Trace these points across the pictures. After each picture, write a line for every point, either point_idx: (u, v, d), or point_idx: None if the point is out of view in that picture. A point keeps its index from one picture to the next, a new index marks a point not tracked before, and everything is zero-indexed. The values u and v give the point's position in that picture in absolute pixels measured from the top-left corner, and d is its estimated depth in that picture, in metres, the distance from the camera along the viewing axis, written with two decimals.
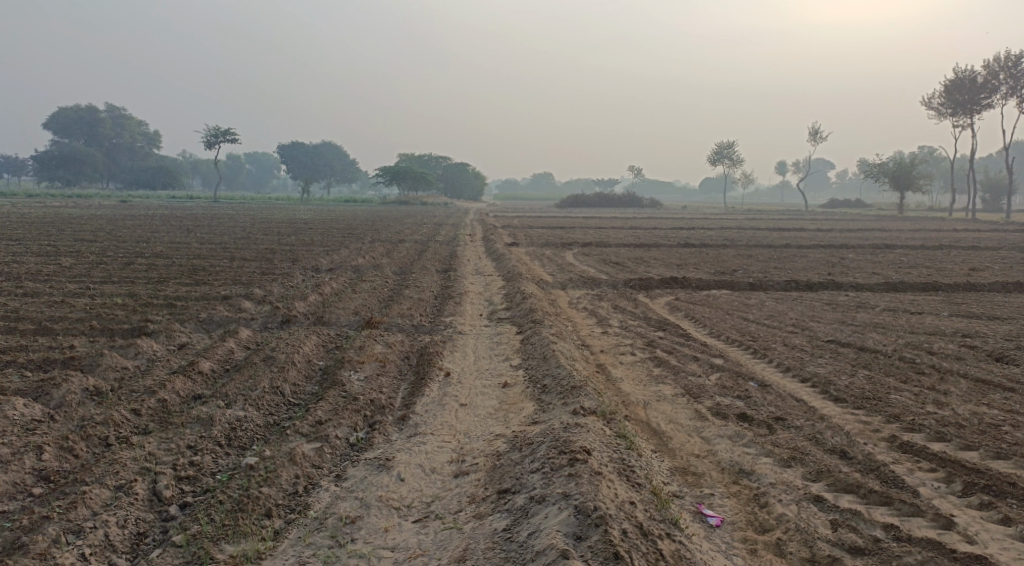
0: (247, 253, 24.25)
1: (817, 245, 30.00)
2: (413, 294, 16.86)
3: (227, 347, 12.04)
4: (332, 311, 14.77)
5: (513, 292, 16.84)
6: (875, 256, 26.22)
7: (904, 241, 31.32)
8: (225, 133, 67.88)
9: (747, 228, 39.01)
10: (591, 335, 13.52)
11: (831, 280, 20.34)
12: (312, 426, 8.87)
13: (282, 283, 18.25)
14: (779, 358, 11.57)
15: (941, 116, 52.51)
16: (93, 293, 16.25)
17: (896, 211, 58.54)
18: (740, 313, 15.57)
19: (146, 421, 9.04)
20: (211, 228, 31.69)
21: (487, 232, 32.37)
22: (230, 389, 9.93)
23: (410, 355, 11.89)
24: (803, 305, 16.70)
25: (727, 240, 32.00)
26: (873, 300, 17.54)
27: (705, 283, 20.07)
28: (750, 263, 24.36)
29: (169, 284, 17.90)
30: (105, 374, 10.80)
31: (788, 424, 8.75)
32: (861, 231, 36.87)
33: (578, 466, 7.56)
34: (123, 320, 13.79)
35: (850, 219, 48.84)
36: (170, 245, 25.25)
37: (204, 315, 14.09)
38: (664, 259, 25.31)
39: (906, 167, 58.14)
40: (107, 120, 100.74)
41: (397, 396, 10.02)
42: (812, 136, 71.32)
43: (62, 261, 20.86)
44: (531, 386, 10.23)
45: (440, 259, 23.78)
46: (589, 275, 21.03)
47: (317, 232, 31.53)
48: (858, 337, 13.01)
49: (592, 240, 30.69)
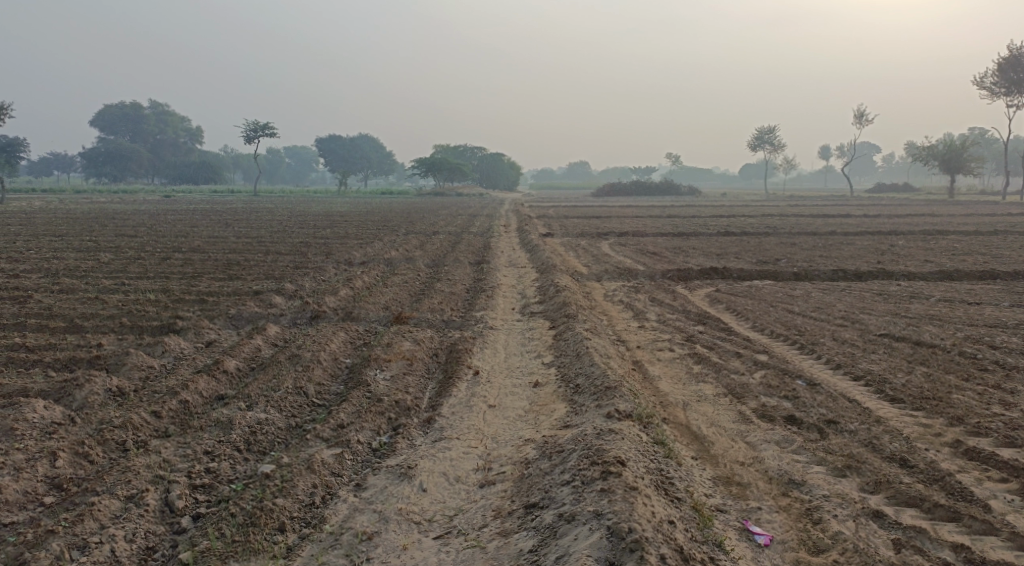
0: (282, 246, 23.95)
1: (864, 232, 29.09)
2: (445, 288, 16.38)
3: (254, 344, 11.60)
4: (362, 306, 14.33)
5: (548, 285, 16.31)
6: (926, 243, 25.32)
7: (956, 226, 30.31)
8: (264, 127, 68.04)
9: (789, 215, 38.06)
10: (628, 330, 12.93)
11: (880, 269, 19.55)
12: (333, 430, 8.41)
13: (314, 277, 17.87)
14: (828, 355, 11.04)
15: (994, 97, 50.92)
16: (126, 288, 15.96)
17: (945, 195, 56.99)
18: (784, 304, 14.92)
19: (167, 423, 8.57)
20: (249, 222, 31.50)
21: (523, 222, 31.81)
22: (252, 389, 9.47)
23: (438, 352, 11.40)
24: (852, 296, 16.00)
25: (769, 228, 31.17)
26: (927, 290, 16.79)
27: (747, 273, 19.39)
28: (794, 251, 23.60)
29: (202, 279, 17.58)
30: (130, 373, 10.31)
31: (841, 428, 8.13)
32: (908, 216, 35.78)
33: (612, 480, 7.03)
34: (152, 316, 13.44)
35: (897, 203, 47.58)
36: (207, 240, 25.02)
37: (233, 311, 13.71)
38: (704, 248, 24.64)
39: (957, 150, 56.54)
40: (149, 116, 101.62)
41: (423, 396, 9.54)
42: (858, 119, 69.71)
43: (98, 257, 20.67)
44: (564, 385, 9.70)
45: (474, 250, 23.32)
46: (626, 266, 20.45)
47: (353, 225, 31.20)
48: (913, 331, 12.39)
49: (630, 229, 30.02)
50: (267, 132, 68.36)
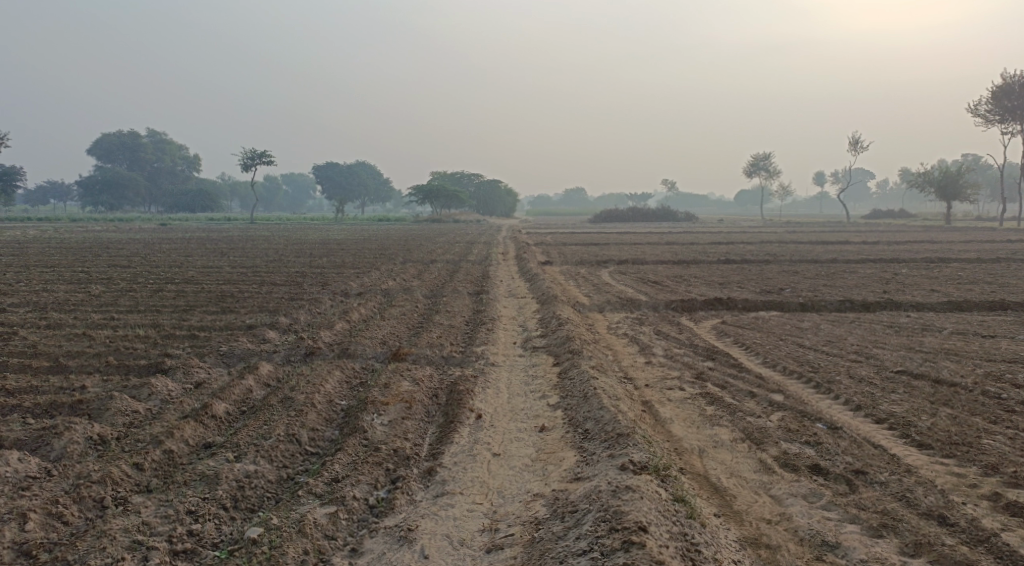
0: (277, 276, 23.43)
1: (866, 259, 28.69)
2: (443, 320, 15.87)
3: (245, 383, 11.06)
4: (357, 341, 13.81)
5: (549, 317, 15.82)
6: (930, 271, 24.92)
7: (959, 253, 29.94)
8: (262, 155, 67.86)
9: (787, 242, 37.62)
10: (634, 367, 12.43)
11: (888, 299, 19.09)
12: (327, 485, 7.89)
13: (309, 309, 17.37)
14: (846, 395, 10.54)
15: (989, 123, 50.81)
16: (116, 324, 15.43)
17: (942, 221, 56.72)
18: (794, 337, 14.43)
19: (149, 477, 8.06)
20: (244, 251, 31.02)
21: (521, 251, 31.38)
22: (242, 437, 8.96)
23: (438, 392, 10.86)
24: (862, 328, 15.51)
25: (769, 254, 30.74)
26: (939, 321, 16.36)
27: (753, 304, 18.90)
28: (798, 280, 23.16)
29: (194, 313, 17.05)
30: (113, 420, 9.78)
31: (871, 479, 7.69)
32: (909, 242, 35.40)
33: (635, 553, 6.58)
34: (141, 355, 12.92)
35: (895, 230, 47.28)
36: (201, 270, 24.52)
37: (224, 348, 13.19)
38: (705, 276, 24.20)
39: (953, 176, 56.28)
40: (147, 145, 101.40)
41: (423, 443, 9.03)
42: (853, 145, 69.60)
43: (89, 290, 20.15)
44: (572, 430, 9.20)
45: (472, 280, 22.85)
46: (628, 296, 19.98)
47: (349, 253, 30.70)
48: (931, 368, 11.93)
49: (629, 257, 29.57)
50: (264, 159, 68.14)
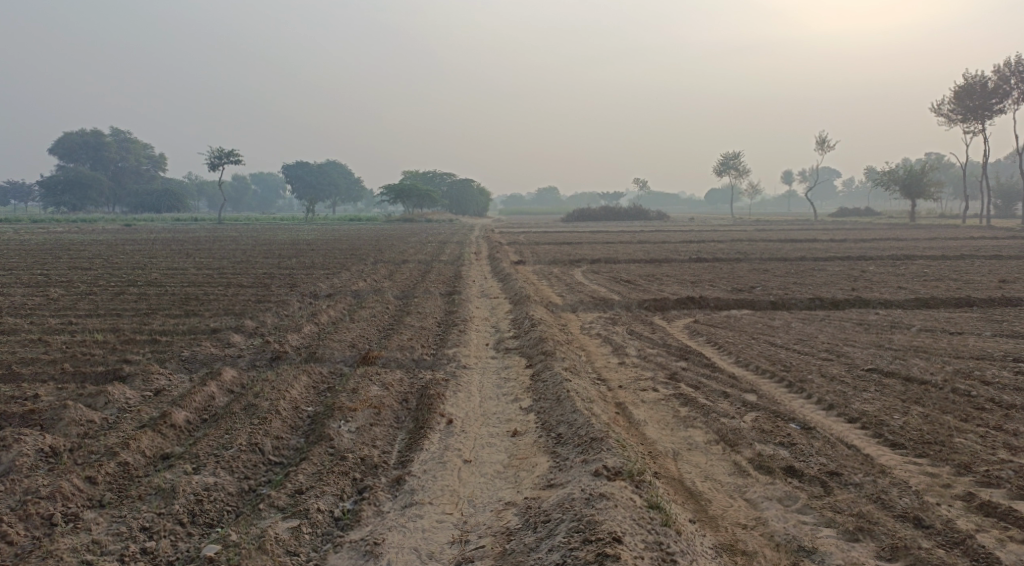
0: (244, 278, 23.09)
1: (835, 257, 28.83)
2: (413, 322, 15.67)
3: (208, 390, 10.82)
4: (325, 345, 13.58)
5: (520, 318, 15.68)
6: (898, 268, 25.07)
7: (925, 251, 30.18)
8: (229, 154, 67.18)
9: (756, 240, 37.74)
10: (607, 367, 12.31)
11: (857, 297, 19.14)
12: (291, 497, 7.82)
13: (276, 312, 17.10)
14: (818, 394, 10.49)
15: (952, 122, 51.39)
16: (75, 329, 15.08)
17: (908, 219, 57.26)
18: (766, 336, 14.38)
19: (102, 491, 8.01)
20: (211, 252, 30.58)
21: (493, 250, 31.23)
22: (202, 447, 8.82)
23: (408, 397, 10.67)
24: (833, 326, 15.50)
25: (740, 253, 30.79)
26: (908, 318, 16.41)
27: (724, 302, 18.88)
28: (768, 278, 23.20)
29: (157, 316, 16.71)
30: (67, 431, 9.51)
31: (845, 481, 7.64)
32: (876, 240, 35.69)
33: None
34: (100, 361, 12.62)
35: (863, 228, 47.67)
36: (166, 272, 24.12)
37: (187, 353, 12.92)
38: (676, 275, 24.16)
39: (917, 174, 56.84)
40: (112, 144, 100.06)
41: (392, 450, 8.88)
42: (820, 144, 70.15)
43: (50, 293, 19.73)
44: (544, 435, 9.08)
45: (443, 280, 22.67)
46: (599, 296, 19.88)
47: (318, 254, 30.36)
48: (903, 365, 11.93)
49: (600, 256, 29.52)
50: (232, 159, 67.48)
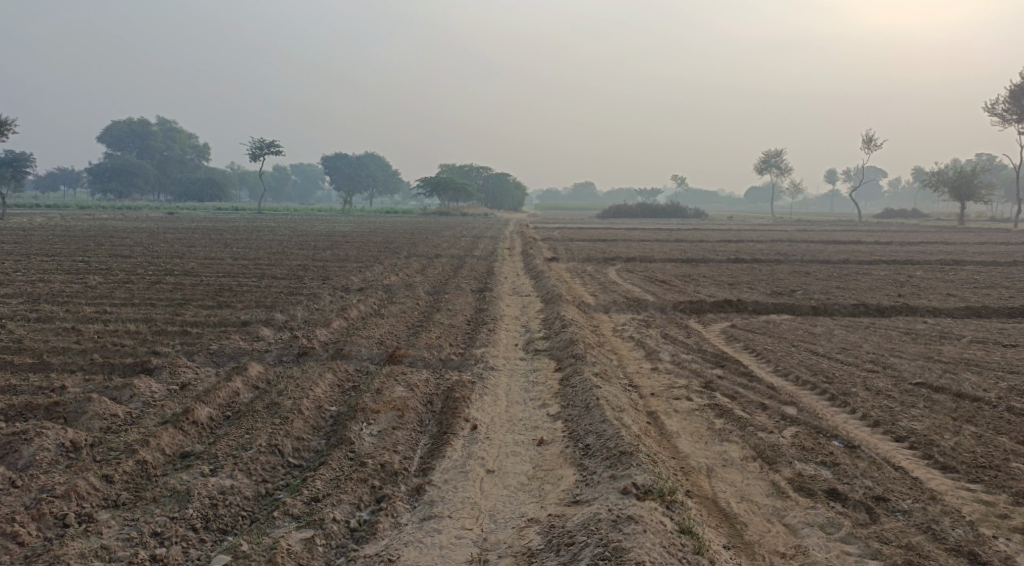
0: (278, 270, 22.90)
1: (880, 260, 28.04)
2: (443, 320, 15.31)
3: (232, 386, 10.53)
4: (353, 341, 13.26)
5: (553, 318, 15.25)
6: (946, 274, 24.26)
7: (974, 256, 29.27)
8: (270, 144, 67.47)
9: (798, 241, 36.91)
10: (639, 374, 11.84)
11: (904, 304, 18.46)
12: (306, 505, 7.53)
13: (307, 305, 16.85)
14: (862, 409, 9.96)
15: (1005, 123, 49.99)
16: (107, 318, 14.91)
17: (956, 222, 55.87)
18: (807, 344, 13.81)
19: (118, 491, 7.75)
20: (249, 242, 30.51)
21: (528, 246, 30.79)
22: (221, 447, 8.53)
23: (433, 400, 10.28)
24: (877, 335, 14.87)
25: (780, 254, 30.09)
26: (957, 328, 15.76)
27: (763, 306, 18.29)
28: (809, 281, 22.54)
29: (189, 307, 16.51)
30: (89, 426, 9.27)
31: (892, 508, 7.27)
32: (922, 243, 34.77)
33: None
34: (128, 352, 12.40)
35: (909, 231, 46.55)
36: (203, 262, 24.01)
37: (215, 346, 12.65)
38: (715, 276, 23.58)
39: (967, 176, 55.39)
40: (157, 133, 101.02)
41: (414, 456, 8.51)
42: (866, 143, 68.77)
43: (87, 281, 19.67)
44: (573, 445, 8.66)
45: (477, 276, 22.32)
46: (635, 296, 19.40)
47: (354, 246, 30.15)
48: (952, 380, 11.33)
49: (637, 254, 29.00)
50: (273, 149, 67.69)
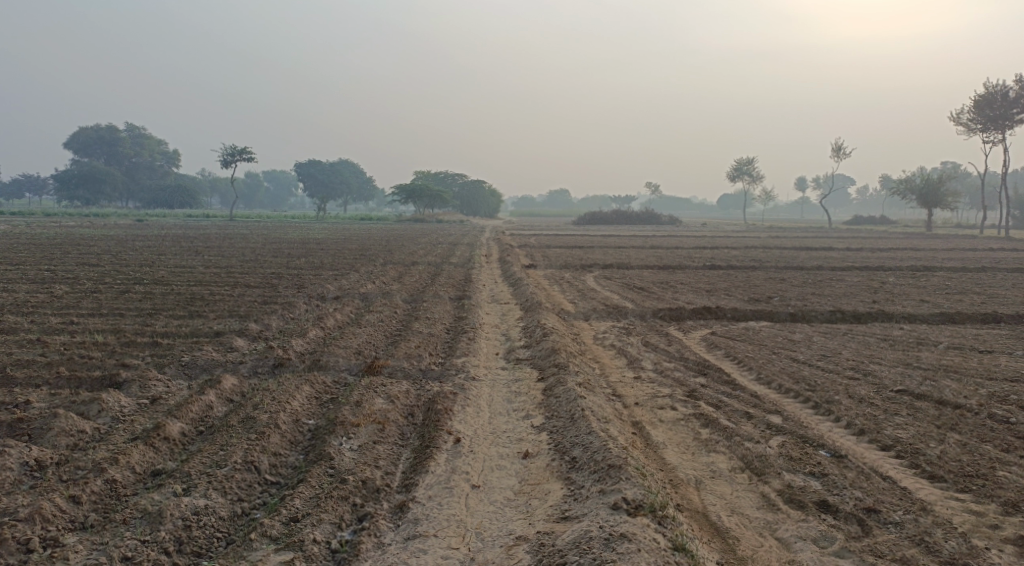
0: (251, 278, 22.58)
1: (853, 266, 28.17)
2: (421, 328, 15.12)
3: (205, 400, 10.29)
4: (330, 351, 13.04)
5: (532, 326, 15.11)
6: (919, 280, 24.40)
7: (944, 262, 29.49)
8: (242, 151, 66.88)
9: (771, 247, 36.98)
10: (622, 383, 11.71)
11: (880, 310, 18.51)
12: (285, 526, 7.45)
13: (282, 314, 16.60)
14: (847, 417, 9.90)
15: (971, 132, 50.60)
16: (76, 329, 14.58)
17: (925, 228, 56.40)
18: (787, 351, 13.75)
19: (86, 512, 7.65)
20: (221, 250, 30.11)
21: (503, 253, 30.60)
22: (194, 465, 8.34)
23: (414, 412, 10.11)
24: (856, 342, 14.86)
25: (755, 261, 30.13)
26: (934, 334, 15.82)
27: (742, 313, 18.27)
28: (785, 288, 22.59)
29: (160, 317, 16.18)
30: (55, 442, 9.04)
31: (884, 519, 7.41)
32: (893, 250, 34.97)
33: None
34: (96, 365, 12.11)
35: (879, 237, 46.92)
36: (174, 271, 23.62)
37: (187, 358, 12.37)
38: (691, 283, 23.57)
39: (935, 183, 55.96)
40: (126, 139, 99.80)
41: (396, 471, 8.38)
42: (835, 151, 69.45)
43: (54, 290, 19.27)
44: (557, 457, 8.56)
45: (454, 284, 22.14)
46: (613, 303, 19.33)
47: (328, 254, 29.85)
48: (935, 387, 11.31)
49: (613, 261, 28.91)
50: (244, 156, 67.12)
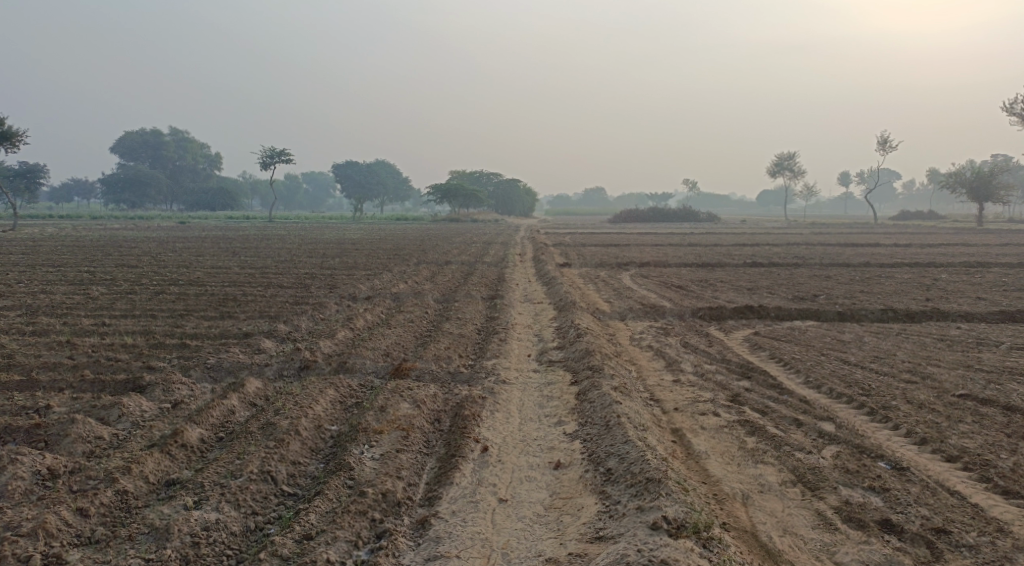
0: (285, 278, 22.21)
1: (902, 263, 27.11)
2: (452, 329, 14.57)
3: (226, 404, 9.80)
4: (358, 352, 12.52)
5: (567, 326, 14.48)
6: (972, 277, 23.33)
7: (998, 257, 28.33)
8: (281, 153, 66.96)
9: (814, 244, 36.02)
10: (661, 387, 11.03)
11: (933, 308, 17.60)
12: (297, 544, 6.94)
13: (312, 315, 16.13)
14: (906, 425, 9.17)
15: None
16: (104, 330, 14.22)
17: (975, 223, 54.70)
18: (837, 353, 12.99)
19: (93, 526, 7.18)
20: (257, 251, 29.87)
21: (539, 252, 29.96)
22: (208, 476, 7.83)
23: (441, 418, 9.52)
24: (910, 342, 14.03)
25: (797, 257, 29.19)
26: (993, 334, 14.94)
27: (786, 312, 17.48)
28: (831, 285, 21.71)
29: (190, 319, 15.78)
30: (71, 449, 8.58)
31: (955, 542, 6.76)
32: (942, 246, 33.85)
33: None
34: (121, 368, 11.69)
35: (928, 232, 45.48)
36: (208, 271, 23.34)
37: (212, 360, 11.90)
38: (733, 281, 22.79)
39: (985, 176, 54.14)
40: (169, 143, 100.68)
41: (418, 483, 7.83)
42: (880, 145, 67.85)
43: (89, 292, 19.04)
44: (594, 468, 7.94)
45: (488, 283, 21.59)
46: (651, 302, 18.63)
47: (363, 254, 29.45)
48: (1000, 391, 10.52)
49: (650, 259, 28.16)
50: (284, 158, 67.20)
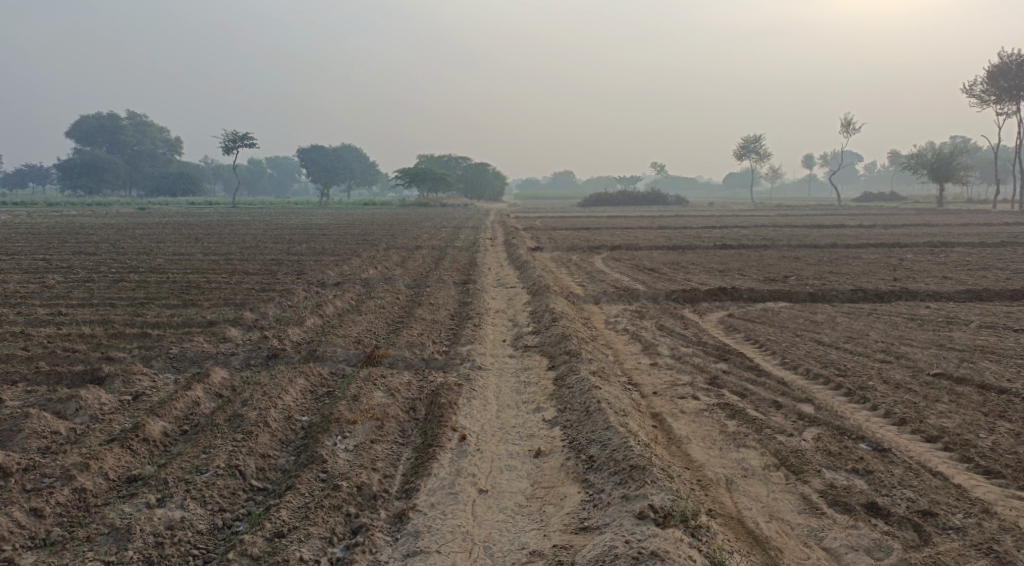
0: (250, 265, 21.80)
1: (869, 244, 27.25)
2: (424, 315, 14.33)
3: (191, 396, 9.51)
4: (328, 340, 12.26)
5: (541, 310, 14.30)
6: (938, 257, 23.48)
7: (962, 237, 28.55)
8: (243, 137, 66.01)
9: (782, 226, 36.14)
10: (638, 371, 10.90)
11: (903, 288, 17.65)
12: (270, 542, 6.75)
13: (279, 302, 15.80)
14: (885, 405, 9.12)
15: (985, 104, 49.29)
16: (63, 320, 13.81)
17: (937, 203, 55.21)
18: (812, 333, 12.93)
19: (49, 527, 6.93)
20: (221, 237, 29.33)
21: (509, 236, 29.69)
22: (172, 471, 7.58)
23: (416, 406, 9.32)
24: (883, 322, 14.03)
25: (766, 239, 29.25)
26: (964, 313, 14.99)
27: (758, 293, 17.44)
28: (801, 266, 21.74)
29: (152, 307, 15.38)
30: (26, 446, 8.28)
31: (942, 525, 6.71)
32: (907, 226, 34.14)
33: None
34: (79, 359, 11.33)
35: (892, 214, 45.82)
36: (170, 258, 22.85)
37: (175, 349, 11.59)
38: (703, 263, 22.74)
39: (946, 157, 54.62)
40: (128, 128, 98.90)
41: (395, 475, 7.64)
42: (845, 127, 68.30)
43: (46, 280, 18.52)
44: (573, 456, 7.80)
45: (458, 267, 21.36)
46: (623, 285, 18.51)
47: (329, 239, 29.06)
48: (976, 370, 10.51)
49: (620, 242, 28.07)
50: (247, 142, 66.23)
